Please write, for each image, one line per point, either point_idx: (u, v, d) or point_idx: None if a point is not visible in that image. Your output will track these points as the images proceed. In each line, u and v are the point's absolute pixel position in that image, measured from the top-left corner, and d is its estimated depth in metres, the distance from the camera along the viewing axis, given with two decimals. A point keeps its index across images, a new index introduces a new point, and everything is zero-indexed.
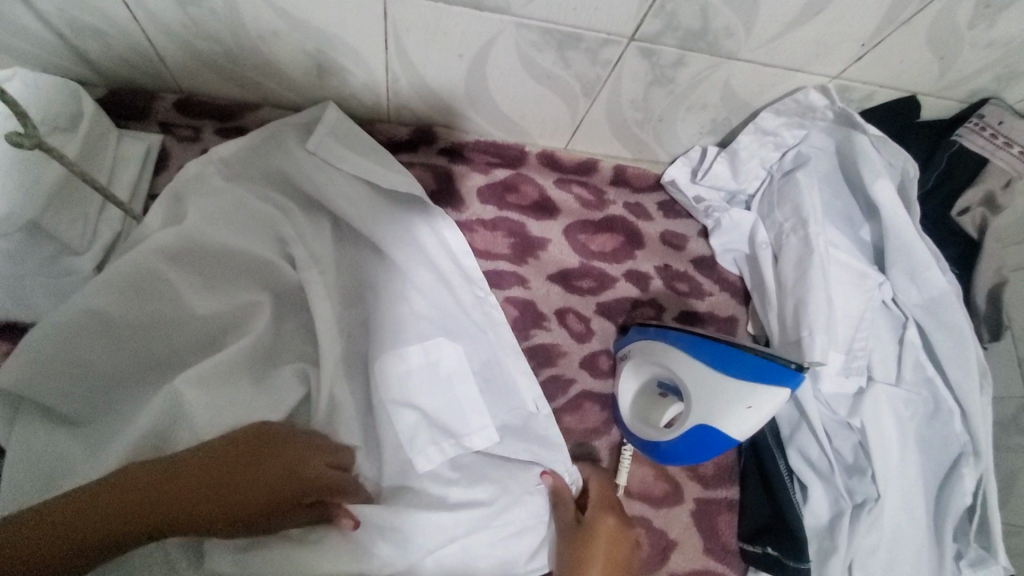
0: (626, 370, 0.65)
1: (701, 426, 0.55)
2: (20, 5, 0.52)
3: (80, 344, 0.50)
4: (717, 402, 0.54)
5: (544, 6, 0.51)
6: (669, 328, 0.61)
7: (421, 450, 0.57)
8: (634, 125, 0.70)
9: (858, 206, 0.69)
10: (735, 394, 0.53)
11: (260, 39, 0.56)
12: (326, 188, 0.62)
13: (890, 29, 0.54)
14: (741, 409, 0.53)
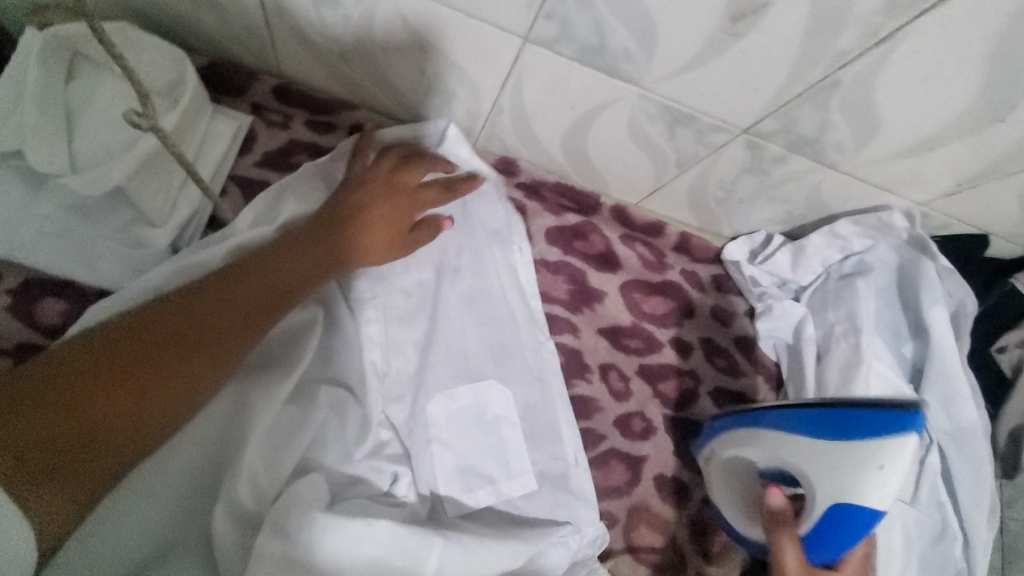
0: (719, 473, 0.65)
1: (839, 506, 0.53)
2: None
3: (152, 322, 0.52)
4: (844, 470, 0.52)
5: (673, 87, 0.51)
6: (764, 411, 0.60)
7: (460, 483, 0.61)
8: (711, 201, 0.71)
9: (906, 323, 0.71)
10: (862, 455, 0.51)
11: (381, 50, 0.56)
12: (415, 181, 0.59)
13: (990, 178, 0.55)
14: (874, 469, 0.51)
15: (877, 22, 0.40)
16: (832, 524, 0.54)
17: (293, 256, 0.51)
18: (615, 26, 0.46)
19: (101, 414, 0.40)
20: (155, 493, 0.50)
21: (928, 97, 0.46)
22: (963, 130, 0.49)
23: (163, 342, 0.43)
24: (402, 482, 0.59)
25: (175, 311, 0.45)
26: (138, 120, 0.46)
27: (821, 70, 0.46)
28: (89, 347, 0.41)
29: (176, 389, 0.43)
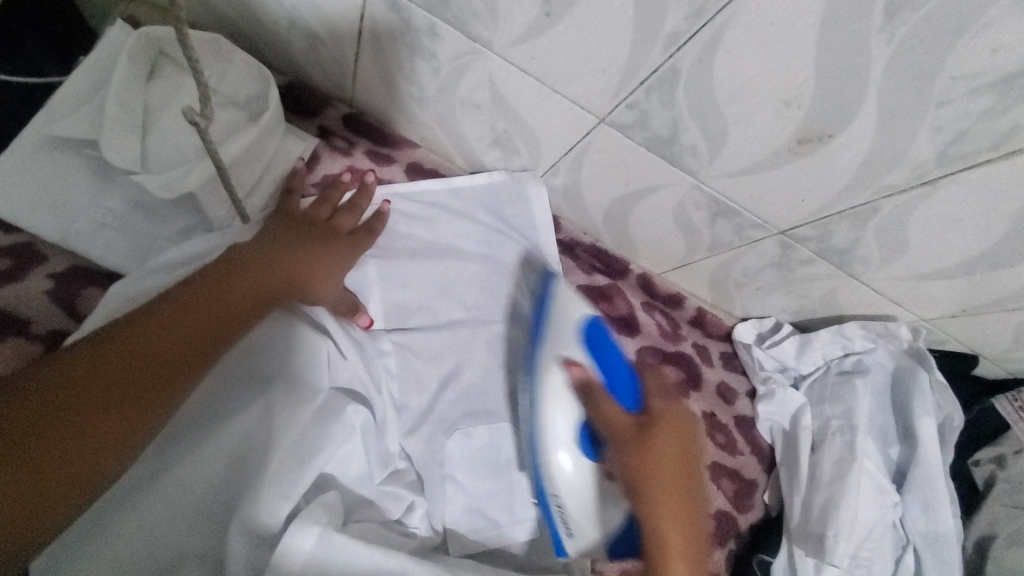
0: None
1: None
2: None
3: None
4: None
5: (728, 184, 0.56)
6: None
7: (464, 519, 0.62)
8: (731, 285, 0.75)
9: (895, 426, 0.75)
10: None
11: (459, 103, 0.59)
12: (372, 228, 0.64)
13: (990, 308, 0.61)
14: None
15: (925, 168, 0.45)
16: (598, 347, 0.55)
17: (255, 281, 0.51)
18: (689, 127, 0.50)
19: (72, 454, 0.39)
20: (157, 517, 0.48)
21: (954, 236, 0.52)
22: (979, 266, 0.54)
23: (134, 374, 0.42)
24: (416, 513, 0.60)
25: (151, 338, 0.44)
26: (194, 119, 0.45)
27: (867, 196, 0.50)
28: (65, 382, 0.40)
29: (156, 398, 0.43)
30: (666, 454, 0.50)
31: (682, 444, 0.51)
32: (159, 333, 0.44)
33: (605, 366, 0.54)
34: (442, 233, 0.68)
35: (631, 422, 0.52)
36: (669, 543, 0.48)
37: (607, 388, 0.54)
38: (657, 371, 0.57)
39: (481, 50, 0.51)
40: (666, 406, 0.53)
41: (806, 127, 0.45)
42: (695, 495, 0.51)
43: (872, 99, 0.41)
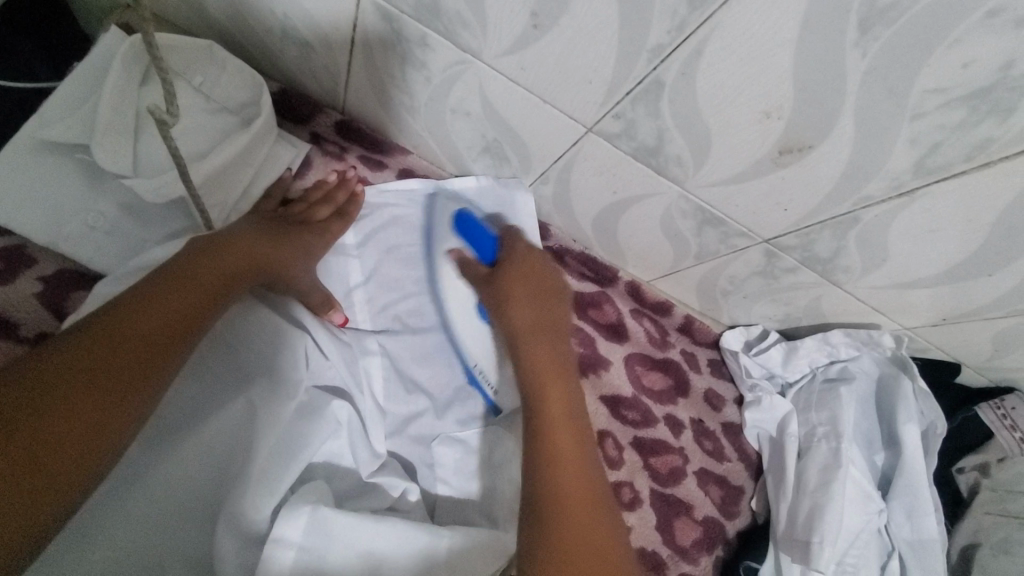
0: None
1: None
2: (261, 5, 0.55)
3: None
4: None
5: (713, 193, 0.57)
6: None
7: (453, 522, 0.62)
8: (718, 293, 0.76)
9: (880, 433, 0.76)
10: None
11: (450, 112, 0.60)
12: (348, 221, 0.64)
13: (972, 317, 0.62)
14: None
15: (903, 179, 0.46)
16: (469, 233, 0.64)
17: (238, 267, 0.53)
18: (674, 137, 0.51)
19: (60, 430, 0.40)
20: (143, 515, 0.48)
21: (932, 245, 0.53)
22: (959, 276, 0.55)
23: (114, 363, 0.43)
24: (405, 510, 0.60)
25: (140, 320, 0.45)
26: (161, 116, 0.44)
27: (847, 206, 0.51)
28: (57, 368, 0.41)
29: (136, 387, 0.44)
30: (519, 298, 0.60)
31: (537, 286, 0.61)
32: (152, 314, 0.46)
33: (470, 238, 0.64)
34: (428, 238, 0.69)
35: (484, 273, 0.62)
36: (547, 378, 0.55)
37: (524, 274, 0.61)
38: (530, 244, 0.64)
39: (470, 60, 0.52)
40: (525, 257, 0.63)
41: (787, 138, 0.46)
42: (565, 350, 0.59)
43: (849, 112, 0.42)
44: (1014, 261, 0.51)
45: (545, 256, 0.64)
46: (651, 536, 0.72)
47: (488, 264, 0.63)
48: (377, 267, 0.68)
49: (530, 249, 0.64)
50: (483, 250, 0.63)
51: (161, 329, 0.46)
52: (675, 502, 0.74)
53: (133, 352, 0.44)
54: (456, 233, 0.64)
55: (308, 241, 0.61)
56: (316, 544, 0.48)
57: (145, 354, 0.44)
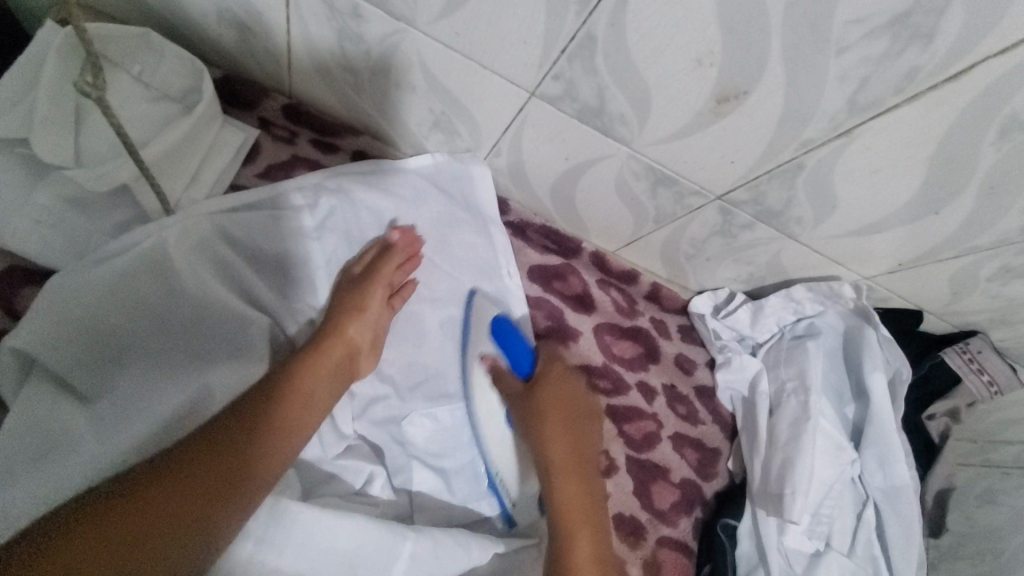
0: None
1: None
2: None
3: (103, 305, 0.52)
4: None
5: (661, 151, 0.57)
6: None
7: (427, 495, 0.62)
8: (682, 257, 0.76)
9: (849, 384, 0.77)
10: None
11: (395, 87, 0.60)
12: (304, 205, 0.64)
13: (926, 260, 0.62)
14: None
15: (839, 118, 0.47)
16: (507, 343, 0.63)
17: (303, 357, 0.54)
18: (615, 94, 0.51)
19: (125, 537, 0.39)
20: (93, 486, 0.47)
21: (876, 187, 0.53)
22: (907, 217, 0.56)
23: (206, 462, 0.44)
24: (376, 485, 0.61)
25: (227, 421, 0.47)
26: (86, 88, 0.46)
27: (789, 153, 0.52)
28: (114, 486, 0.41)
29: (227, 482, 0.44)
30: (553, 424, 0.58)
31: (569, 411, 0.60)
32: (253, 418, 0.47)
33: (507, 348, 0.63)
34: (384, 217, 0.68)
35: (519, 388, 0.61)
36: (576, 523, 0.54)
37: (561, 411, 0.60)
38: (564, 363, 0.64)
39: (406, 28, 0.52)
40: (563, 386, 0.62)
41: (721, 85, 0.47)
42: (596, 487, 0.57)
43: (776, 53, 0.42)
44: (955, 198, 0.52)
45: (578, 382, 0.64)
46: (628, 501, 0.72)
47: (523, 379, 0.62)
48: (334, 250, 0.66)
49: (565, 367, 0.64)
50: (520, 363, 0.62)
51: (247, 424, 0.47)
52: (651, 467, 0.75)
53: (220, 455, 0.44)
54: (495, 343, 0.64)
55: (262, 228, 0.62)
56: (277, 539, 0.49)
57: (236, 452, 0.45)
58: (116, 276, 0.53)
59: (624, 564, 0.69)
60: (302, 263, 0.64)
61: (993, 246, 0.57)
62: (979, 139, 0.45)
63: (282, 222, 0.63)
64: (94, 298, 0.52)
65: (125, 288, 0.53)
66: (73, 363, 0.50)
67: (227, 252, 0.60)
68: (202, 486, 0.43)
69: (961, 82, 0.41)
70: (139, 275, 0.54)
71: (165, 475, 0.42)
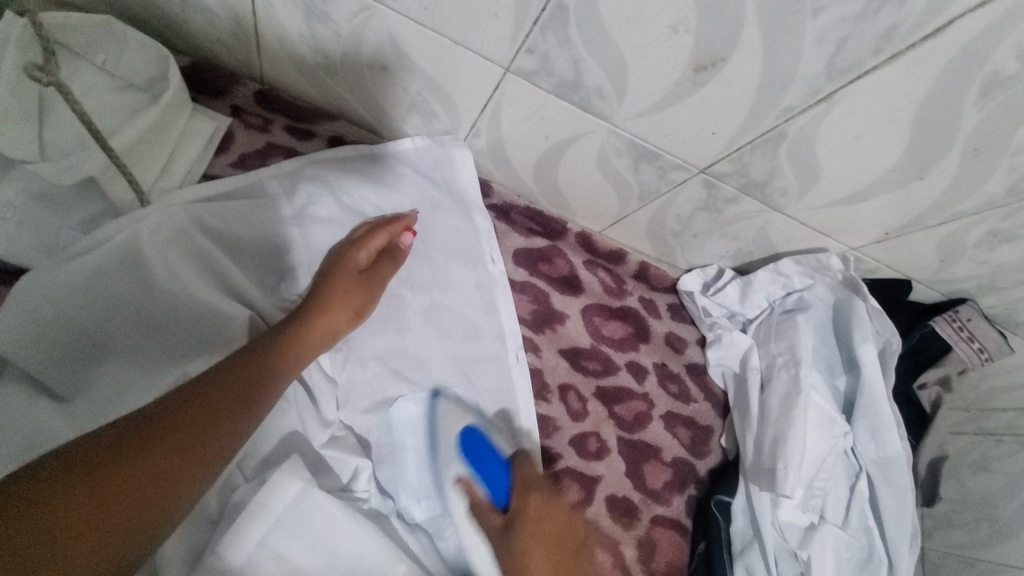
0: None
1: None
2: None
3: (76, 301, 0.50)
4: None
5: (640, 125, 0.56)
6: None
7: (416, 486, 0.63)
8: (668, 235, 0.76)
9: (840, 357, 0.76)
10: None
11: (368, 68, 0.58)
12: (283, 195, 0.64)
13: (912, 228, 0.62)
14: None
15: (818, 83, 0.46)
16: (478, 456, 0.57)
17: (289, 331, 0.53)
18: (590, 67, 0.50)
19: (107, 497, 0.36)
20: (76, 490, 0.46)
21: (861, 154, 0.52)
22: (891, 184, 0.55)
23: (196, 425, 0.42)
24: (362, 477, 0.60)
25: (208, 389, 0.44)
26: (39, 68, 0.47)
27: (770, 122, 0.51)
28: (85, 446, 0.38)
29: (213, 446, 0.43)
30: (537, 544, 0.48)
31: (558, 539, 0.49)
32: (240, 384, 0.46)
33: (481, 470, 0.56)
34: (365, 206, 0.67)
35: (497, 524, 0.52)
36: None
37: (555, 546, 0.49)
38: (543, 490, 0.53)
39: (373, 6, 0.50)
40: (544, 505, 0.51)
41: (697, 53, 0.46)
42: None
43: (751, 16, 0.41)
44: (939, 162, 0.51)
45: (563, 500, 0.53)
46: (621, 482, 0.72)
47: (501, 509, 0.53)
48: (316, 239, 0.65)
49: (547, 491, 0.53)
50: (497, 490, 0.54)
51: (234, 389, 0.45)
52: (644, 447, 0.75)
53: (219, 420, 0.43)
54: (471, 469, 0.56)
55: (240, 218, 0.61)
56: (293, 521, 0.51)
57: (225, 419, 0.44)
58: (87, 272, 0.51)
59: (619, 545, 0.70)
60: (283, 253, 0.63)
61: (979, 211, 0.57)
62: (961, 99, 0.44)
63: (261, 213, 0.62)
64: (69, 298, 0.50)
65: (101, 287, 0.51)
66: (49, 363, 0.49)
67: (202, 242, 0.58)
68: (195, 447, 0.41)
69: (940, 39, 0.40)
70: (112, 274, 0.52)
71: (153, 439, 0.40)
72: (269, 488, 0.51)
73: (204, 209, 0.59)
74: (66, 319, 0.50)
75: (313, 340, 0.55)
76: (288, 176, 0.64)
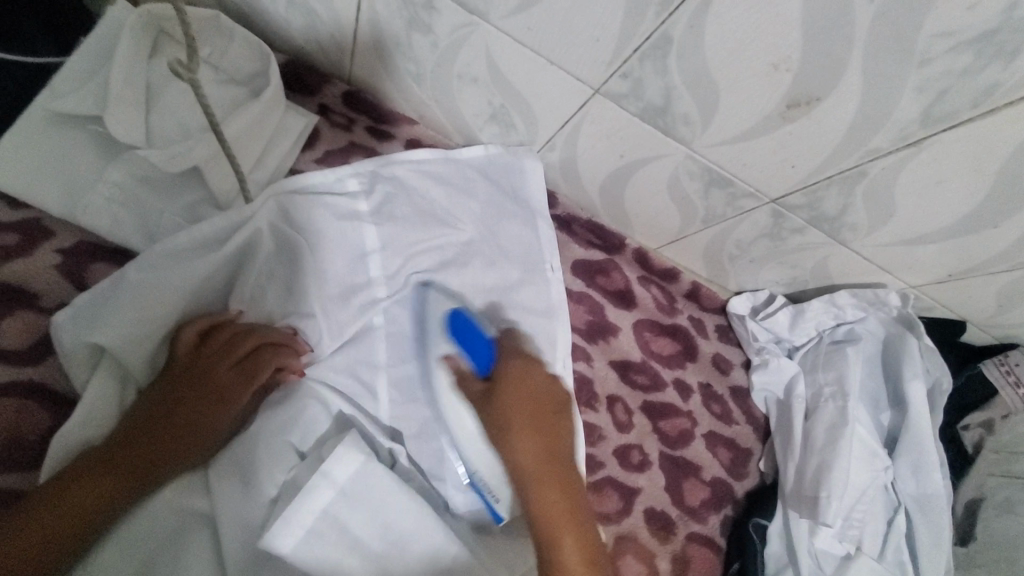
0: None
1: None
2: None
3: (156, 299, 0.53)
4: None
5: (721, 153, 0.57)
6: None
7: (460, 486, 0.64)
8: (725, 258, 0.77)
9: (886, 392, 0.77)
10: None
11: (457, 77, 0.60)
12: (362, 193, 0.66)
13: (978, 272, 0.62)
14: None
15: (911, 129, 0.47)
16: (464, 337, 0.61)
17: (185, 373, 0.53)
18: (682, 95, 0.51)
19: (60, 529, 0.44)
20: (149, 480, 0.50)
21: (940, 197, 0.53)
22: (966, 229, 0.56)
23: (117, 461, 0.48)
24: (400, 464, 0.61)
25: (138, 431, 0.50)
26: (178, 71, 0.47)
27: (853, 161, 0.52)
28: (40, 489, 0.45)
29: (139, 474, 0.49)
30: (519, 428, 0.56)
31: (534, 409, 0.57)
32: (156, 421, 0.51)
33: (465, 343, 0.61)
34: (437, 209, 0.69)
35: (478, 390, 0.59)
36: (557, 525, 0.52)
37: (529, 402, 0.57)
38: (523, 357, 0.61)
39: (477, 22, 0.52)
40: (518, 374, 0.59)
41: (794, 91, 0.47)
42: (572, 476, 0.56)
43: (857, 61, 0.43)
44: (1020, 212, 0.52)
45: (541, 370, 0.61)
46: (659, 496, 0.74)
47: (483, 378, 0.60)
48: (388, 236, 0.66)
49: (526, 359, 0.61)
50: (478, 360, 0.60)
51: (145, 426, 0.50)
52: (684, 464, 0.76)
53: (134, 457, 0.49)
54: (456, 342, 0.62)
55: (323, 208, 0.63)
56: (357, 491, 0.53)
57: (147, 452, 0.49)
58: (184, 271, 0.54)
59: (654, 558, 0.71)
60: (357, 247, 0.65)
61: None
62: None
63: (339, 207, 0.64)
64: (157, 296, 0.53)
65: (190, 285, 0.55)
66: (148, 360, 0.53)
67: (291, 231, 0.60)
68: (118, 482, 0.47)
69: None
70: (210, 264, 0.55)
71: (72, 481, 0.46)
72: (337, 457, 0.53)
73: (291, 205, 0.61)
74: (155, 317, 0.53)
75: (209, 387, 0.53)
76: (365, 172, 0.66)
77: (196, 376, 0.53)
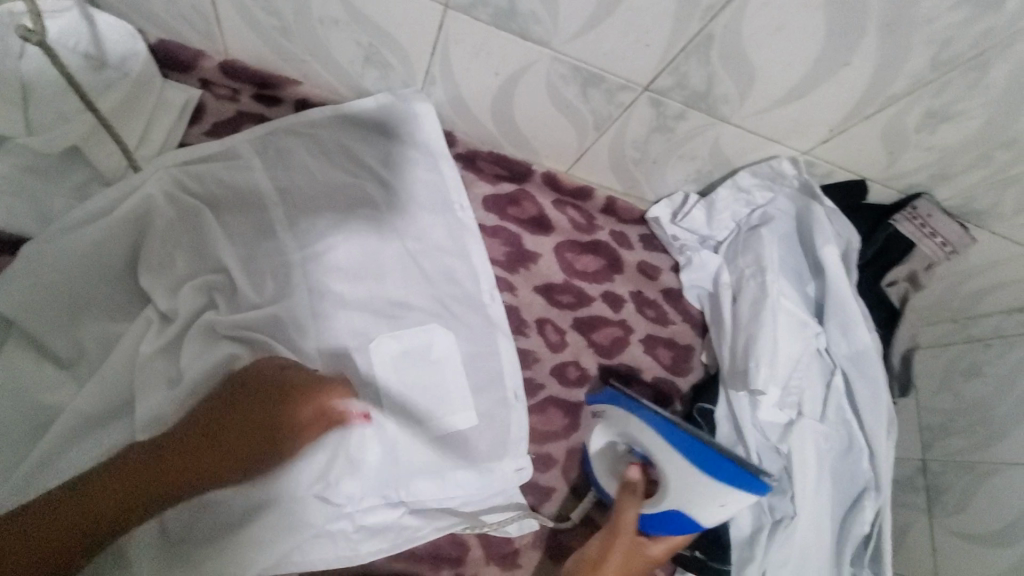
0: None
1: None
2: None
3: (56, 272, 0.56)
4: None
5: (580, 48, 0.59)
6: None
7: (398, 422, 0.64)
8: (631, 166, 0.78)
9: (807, 264, 0.79)
10: None
11: (320, 23, 0.62)
12: (262, 155, 0.68)
13: (854, 121, 0.64)
14: None
15: None
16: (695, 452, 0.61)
17: (234, 407, 0.53)
18: None
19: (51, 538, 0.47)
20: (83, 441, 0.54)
21: (787, 45, 0.55)
22: (820, 74, 0.58)
23: (126, 479, 0.50)
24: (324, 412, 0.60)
25: (160, 448, 0.51)
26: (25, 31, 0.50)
27: (696, 24, 0.54)
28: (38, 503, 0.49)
29: (145, 493, 0.50)
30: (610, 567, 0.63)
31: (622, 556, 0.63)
32: (173, 447, 0.51)
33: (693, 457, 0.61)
34: (338, 162, 0.71)
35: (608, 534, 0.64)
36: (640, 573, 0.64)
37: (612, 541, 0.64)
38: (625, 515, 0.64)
39: None
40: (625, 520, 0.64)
41: None
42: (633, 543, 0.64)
43: None
44: (860, 41, 0.54)
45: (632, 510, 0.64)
46: None
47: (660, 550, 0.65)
48: (288, 191, 0.68)
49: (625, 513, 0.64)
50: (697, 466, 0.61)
51: (170, 449, 0.51)
52: (623, 371, 0.78)
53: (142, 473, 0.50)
54: (701, 468, 0.61)
55: (216, 170, 0.65)
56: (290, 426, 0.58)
57: (152, 471, 0.50)
58: (81, 243, 0.56)
59: None
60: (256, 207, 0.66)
61: (909, 90, 0.59)
62: None
63: (238, 172, 0.66)
64: (56, 266, 0.56)
65: (88, 255, 0.57)
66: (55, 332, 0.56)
67: (193, 202, 0.62)
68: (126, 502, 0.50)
69: None
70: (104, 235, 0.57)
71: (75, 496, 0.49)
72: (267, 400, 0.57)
73: (192, 180, 0.64)
74: (57, 289, 0.56)
75: (271, 415, 0.53)
76: (261, 137, 0.68)
77: (243, 408, 0.53)
